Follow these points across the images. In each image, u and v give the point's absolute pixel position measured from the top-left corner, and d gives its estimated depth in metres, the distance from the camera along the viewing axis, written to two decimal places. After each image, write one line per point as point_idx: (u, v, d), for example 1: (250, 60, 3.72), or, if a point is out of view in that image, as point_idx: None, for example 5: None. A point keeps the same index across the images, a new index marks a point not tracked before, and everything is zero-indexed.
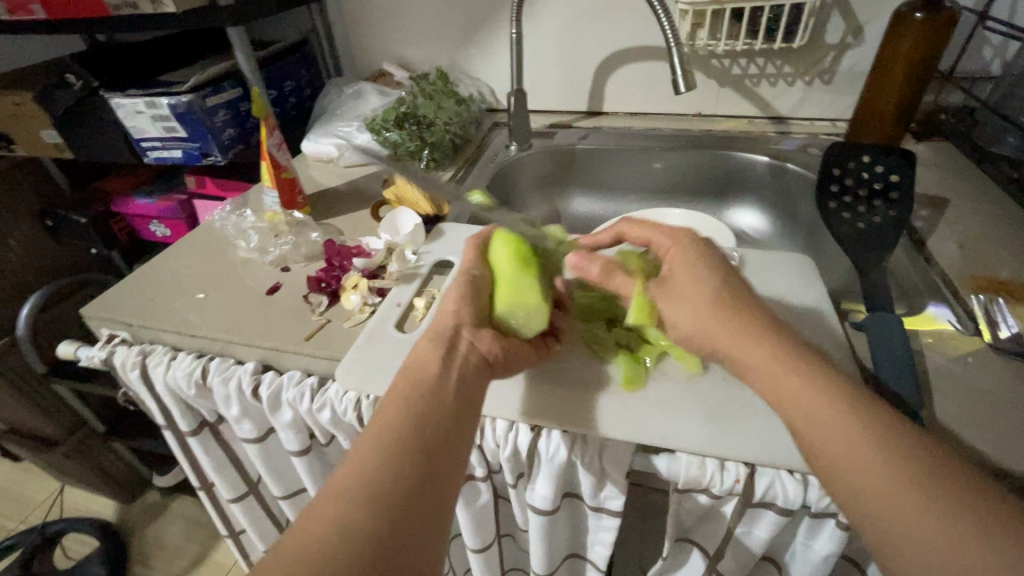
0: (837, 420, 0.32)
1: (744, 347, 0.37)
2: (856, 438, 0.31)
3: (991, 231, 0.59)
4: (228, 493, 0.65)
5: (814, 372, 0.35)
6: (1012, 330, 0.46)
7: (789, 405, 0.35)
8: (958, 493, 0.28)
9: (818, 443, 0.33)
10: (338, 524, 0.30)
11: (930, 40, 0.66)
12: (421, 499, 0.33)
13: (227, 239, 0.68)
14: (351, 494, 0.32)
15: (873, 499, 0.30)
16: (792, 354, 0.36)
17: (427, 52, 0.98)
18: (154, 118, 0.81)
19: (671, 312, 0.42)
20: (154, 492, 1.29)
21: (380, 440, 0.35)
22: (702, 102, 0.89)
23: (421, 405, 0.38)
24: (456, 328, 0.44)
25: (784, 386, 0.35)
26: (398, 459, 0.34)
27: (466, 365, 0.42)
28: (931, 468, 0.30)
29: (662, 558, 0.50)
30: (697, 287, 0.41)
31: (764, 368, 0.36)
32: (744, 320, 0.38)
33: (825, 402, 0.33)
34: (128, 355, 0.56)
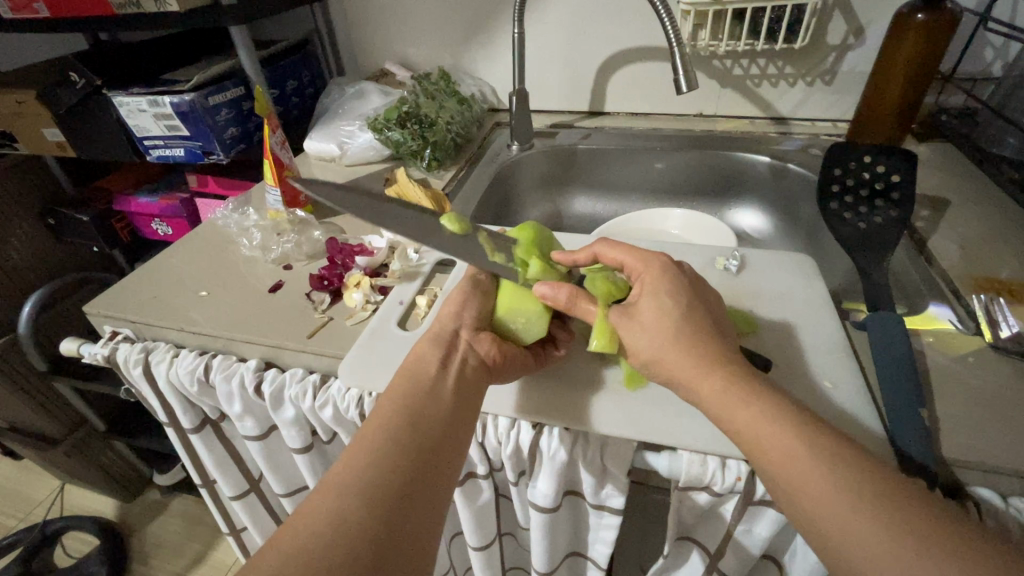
0: (791, 450, 0.32)
1: (701, 381, 0.37)
2: (809, 468, 0.32)
3: (992, 232, 0.59)
4: (229, 491, 0.65)
5: (768, 402, 0.35)
6: (1012, 330, 0.46)
7: (743, 437, 0.35)
8: (909, 520, 0.28)
9: (775, 472, 0.33)
10: (332, 517, 0.31)
11: (931, 41, 0.66)
12: (414, 499, 0.34)
13: (230, 238, 0.68)
14: (347, 489, 0.32)
15: (829, 524, 0.30)
16: (743, 384, 0.36)
17: (429, 52, 0.98)
18: (156, 117, 0.81)
19: (633, 343, 0.40)
20: (154, 491, 1.29)
21: (376, 437, 0.36)
22: (704, 102, 0.89)
23: (418, 405, 0.38)
24: (454, 333, 0.45)
25: (737, 418, 0.35)
26: (393, 457, 0.35)
27: (464, 368, 0.42)
28: (883, 496, 0.30)
29: (663, 557, 0.50)
30: (658, 321, 0.39)
31: (721, 403, 0.36)
32: (703, 356, 0.37)
33: (778, 433, 0.33)
34: (131, 352, 0.56)
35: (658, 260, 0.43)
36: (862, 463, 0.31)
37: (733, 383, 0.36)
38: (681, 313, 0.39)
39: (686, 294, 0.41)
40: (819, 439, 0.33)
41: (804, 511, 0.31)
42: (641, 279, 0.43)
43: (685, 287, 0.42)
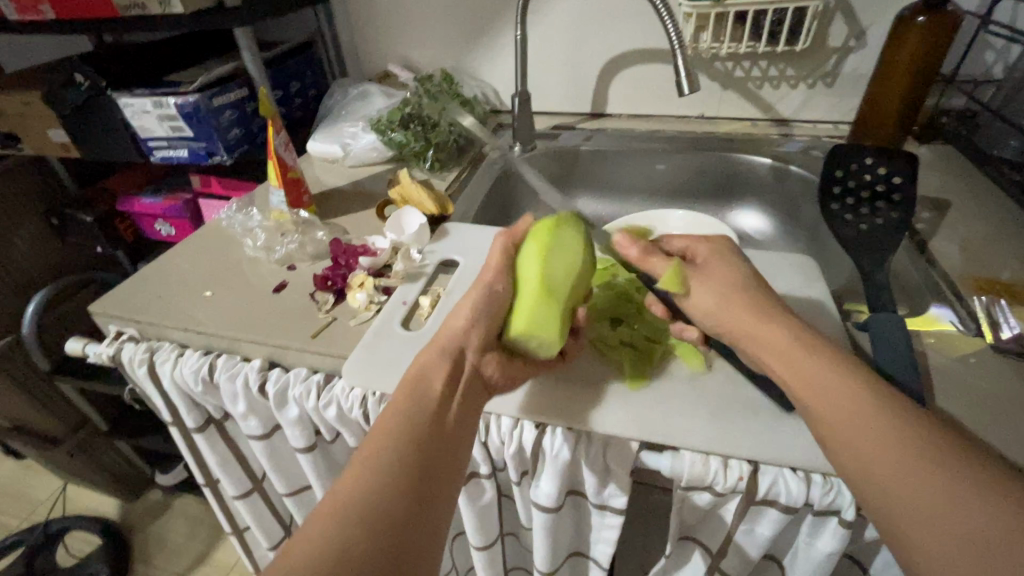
0: (852, 398, 0.34)
1: (766, 331, 0.40)
2: (867, 416, 0.33)
3: (993, 233, 0.59)
4: (232, 490, 0.65)
5: (829, 360, 0.37)
6: (1014, 331, 0.46)
7: (802, 384, 0.37)
8: (959, 468, 0.30)
9: (832, 418, 0.34)
10: (334, 537, 0.31)
11: (933, 44, 0.66)
12: (413, 519, 0.34)
13: (234, 238, 0.68)
14: (349, 507, 0.32)
15: (880, 469, 0.31)
16: (810, 342, 0.38)
17: (431, 54, 0.98)
18: (161, 118, 0.81)
19: (697, 296, 0.44)
20: (156, 491, 1.29)
21: (376, 456, 0.36)
22: (705, 104, 0.89)
23: (421, 424, 0.38)
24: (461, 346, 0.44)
25: (802, 369, 0.37)
26: (393, 477, 0.35)
27: (463, 390, 0.42)
28: (936, 445, 0.31)
29: (665, 557, 0.51)
30: (725, 277, 0.44)
31: (786, 355, 0.38)
32: (764, 308, 0.41)
33: (842, 382, 0.35)
34: (136, 352, 0.56)
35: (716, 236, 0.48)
36: (919, 419, 0.33)
37: (800, 336, 0.39)
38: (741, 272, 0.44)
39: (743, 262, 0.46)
40: (880, 392, 0.34)
41: (857, 453, 0.33)
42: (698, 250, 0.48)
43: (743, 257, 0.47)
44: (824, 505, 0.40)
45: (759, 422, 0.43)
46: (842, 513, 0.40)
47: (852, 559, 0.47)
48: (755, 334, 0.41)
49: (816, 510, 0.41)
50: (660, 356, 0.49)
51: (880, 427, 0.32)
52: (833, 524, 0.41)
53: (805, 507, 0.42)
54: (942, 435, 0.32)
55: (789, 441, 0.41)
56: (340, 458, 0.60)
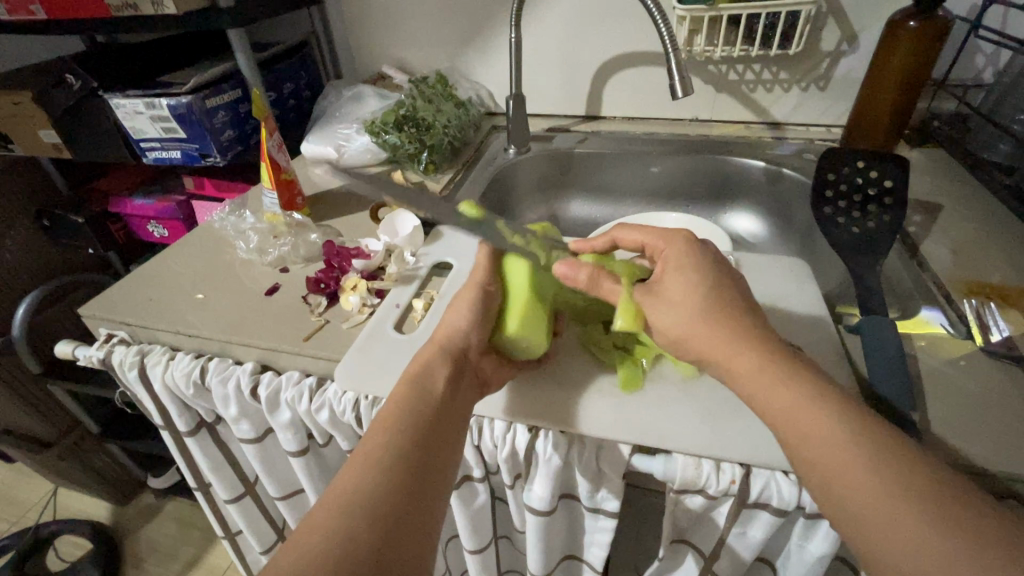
0: (825, 431, 0.33)
1: (731, 357, 0.38)
2: (842, 450, 0.32)
3: (984, 236, 0.60)
4: (225, 494, 0.65)
5: (809, 379, 0.35)
6: (1003, 334, 0.47)
7: (773, 414, 0.35)
8: (935, 502, 0.29)
9: (806, 451, 0.33)
10: (336, 532, 0.30)
11: (924, 48, 0.66)
12: (415, 512, 0.34)
13: (226, 240, 0.68)
14: (350, 503, 0.32)
15: (855, 504, 0.30)
16: (779, 365, 0.36)
17: (426, 55, 0.98)
18: (153, 119, 0.81)
19: (656, 314, 0.41)
20: (149, 494, 1.28)
21: (377, 451, 0.36)
22: (699, 107, 0.90)
23: (422, 418, 0.39)
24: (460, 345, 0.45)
25: (773, 398, 0.35)
26: (394, 472, 0.35)
27: (463, 385, 0.43)
28: (913, 479, 0.30)
29: (659, 559, 0.51)
30: (683, 293, 0.41)
31: (754, 382, 0.36)
32: (728, 327, 0.39)
33: (814, 414, 0.33)
34: (127, 355, 0.56)
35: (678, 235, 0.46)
36: (897, 448, 0.31)
37: (771, 360, 0.37)
38: (702, 285, 0.41)
39: (710, 268, 0.42)
40: (856, 422, 0.33)
41: (833, 489, 0.32)
42: (659, 255, 0.45)
43: (709, 261, 0.43)
44: (816, 507, 0.40)
45: (751, 424, 0.43)
46: (835, 516, 0.41)
47: (844, 562, 0.47)
48: (719, 358, 0.38)
49: (809, 512, 0.41)
50: (653, 358, 0.49)
51: (854, 461, 0.31)
52: (826, 528, 0.41)
53: (797, 510, 0.43)
54: (920, 465, 0.31)
55: (781, 444, 0.41)
56: (333, 461, 0.60)
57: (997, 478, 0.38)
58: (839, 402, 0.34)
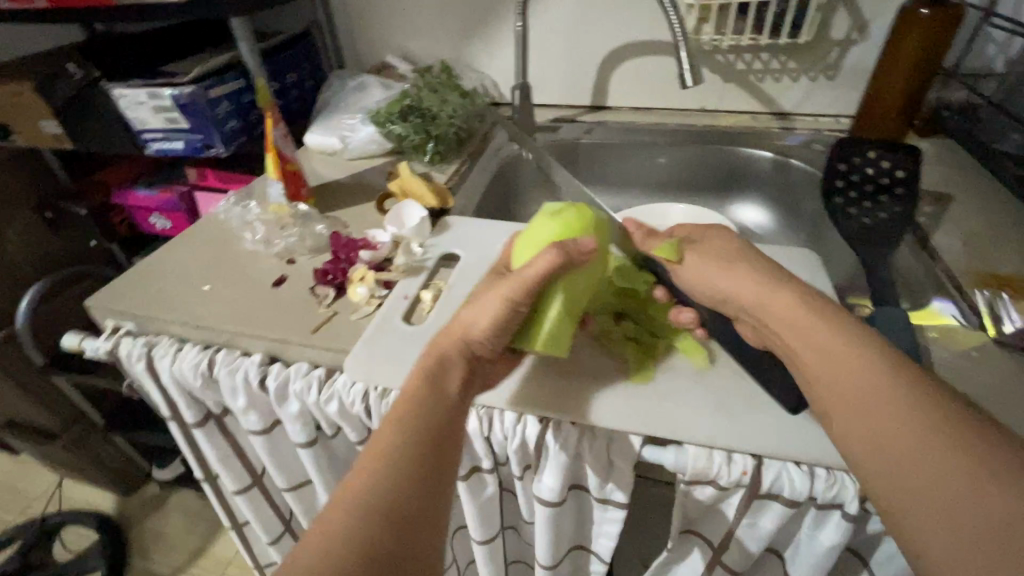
0: (880, 387, 0.33)
1: (774, 303, 0.40)
2: (898, 409, 0.32)
3: (995, 227, 0.59)
4: (232, 485, 0.65)
5: (853, 345, 0.35)
6: (1016, 325, 0.47)
7: (821, 368, 0.36)
8: (995, 472, 0.28)
9: (858, 405, 0.33)
10: (339, 540, 0.31)
11: (936, 36, 0.66)
12: (417, 516, 0.33)
13: (231, 232, 0.67)
14: (353, 508, 0.32)
15: (904, 463, 0.30)
16: (826, 312, 0.38)
17: (430, 45, 0.97)
18: (156, 109, 0.80)
19: (699, 272, 0.46)
20: (154, 485, 1.29)
21: (382, 449, 0.35)
22: (706, 97, 0.89)
23: (429, 416, 0.38)
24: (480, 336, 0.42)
25: (820, 351, 0.36)
26: (399, 473, 0.34)
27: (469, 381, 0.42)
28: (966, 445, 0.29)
29: (667, 550, 0.51)
30: (723, 252, 0.46)
31: (802, 329, 0.38)
32: (771, 280, 0.41)
33: (869, 369, 0.34)
34: (134, 346, 0.55)
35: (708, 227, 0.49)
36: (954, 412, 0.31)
37: (813, 305, 0.38)
38: (735, 246, 0.46)
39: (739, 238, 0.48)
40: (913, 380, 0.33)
41: (881, 446, 0.32)
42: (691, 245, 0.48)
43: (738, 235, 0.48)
44: (827, 498, 0.40)
45: (762, 415, 0.43)
46: (846, 507, 0.41)
47: (853, 554, 0.47)
48: (761, 304, 0.41)
49: (821, 503, 0.41)
50: (664, 350, 0.49)
51: (908, 424, 0.31)
52: (838, 518, 0.41)
53: (809, 501, 0.42)
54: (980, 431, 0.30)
55: (792, 435, 0.41)
56: (340, 452, 0.60)
57: None
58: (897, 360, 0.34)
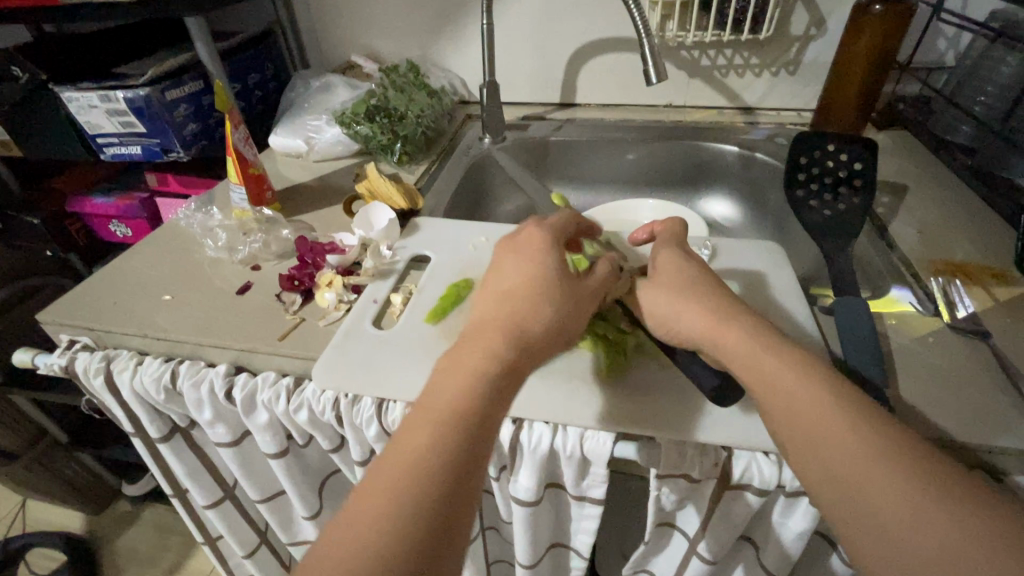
0: (831, 417, 0.33)
1: (724, 331, 0.39)
2: (849, 440, 0.32)
3: (949, 216, 0.62)
4: (203, 499, 0.63)
5: (799, 371, 0.35)
6: (968, 310, 0.49)
7: (772, 397, 0.35)
8: (952, 496, 0.29)
9: (813, 437, 0.33)
10: (360, 562, 0.27)
11: (889, 32, 0.68)
12: (447, 538, 0.29)
13: (193, 240, 0.65)
14: (375, 524, 0.29)
15: (864, 495, 0.30)
16: (772, 344, 0.38)
17: (396, 44, 0.96)
18: (109, 113, 0.77)
19: (647, 295, 0.44)
20: (125, 501, 1.25)
21: (420, 454, 0.31)
22: (673, 93, 0.90)
23: (477, 420, 0.33)
24: (534, 336, 0.38)
25: (775, 374, 0.36)
26: (434, 486, 0.30)
27: (521, 380, 0.37)
28: (919, 473, 0.30)
29: (645, 542, 0.52)
30: (675, 277, 0.44)
31: (751, 358, 0.37)
32: (721, 309, 0.41)
33: (818, 399, 0.34)
34: (91, 361, 0.53)
35: (672, 236, 0.50)
36: (900, 436, 0.32)
37: (757, 336, 0.38)
38: (696, 272, 0.45)
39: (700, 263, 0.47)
40: (857, 407, 0.33)
41: (837, 481, 0.31)
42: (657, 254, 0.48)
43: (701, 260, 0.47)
44: (794, 485, 0.41)
45: (732, 407, 0.43)
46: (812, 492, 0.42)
47: (824, 540, 0.48)
48: (710, 333, 0.40)
49: (788, 491, 0.42)
50: (636, 344, 0.49)
51: (861, 455, 0.31)
52: (804, 505, 0.42)
53: (778, 490, 0.43)
54: (925, 454, 0.31)
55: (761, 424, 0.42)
56: (314, 461, 0.59)
57: (961, 448, 0.39)
58: (842, 387, 0.34)
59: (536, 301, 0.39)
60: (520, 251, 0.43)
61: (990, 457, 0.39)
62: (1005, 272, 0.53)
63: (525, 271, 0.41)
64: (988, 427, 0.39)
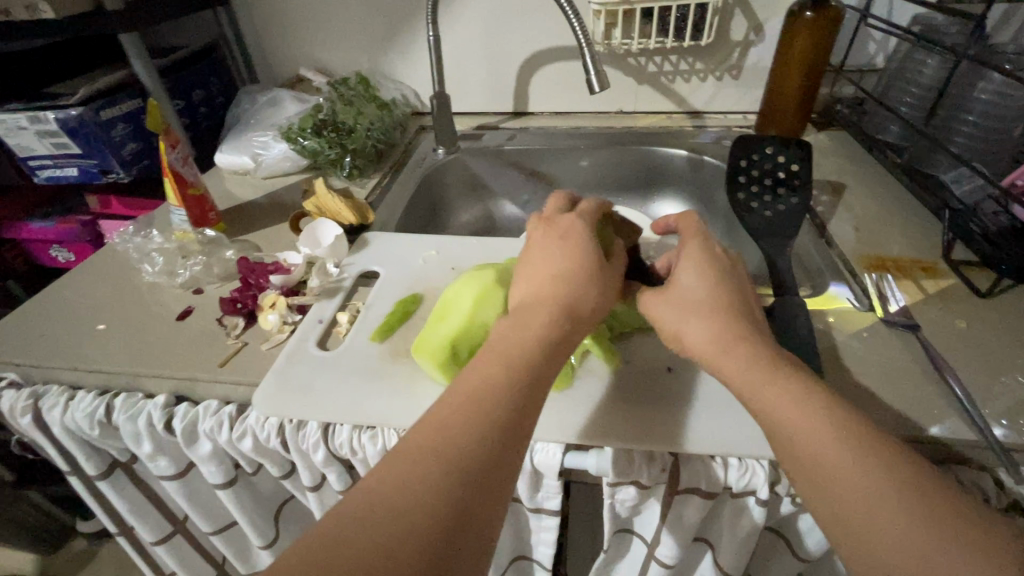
0: (841, 459, 0.30)
1: (727, 362, 0.37)
2: (860, 484, 0.30)
3: (883, 212, 0.64)
4: (150, 536, 0.60)
5: (779, 380, 0.34)
6: (900, 304, 0.50)
7: (778, 435, 0.33)
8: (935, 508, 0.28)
9: (820, 474, 0.31)
10: (411, 483, 0.29)
11: (820, 37, 0.70)
12: (495, 476, 0.30)
13: (131, 265, 0.63)
14: (424, 455, 0.30)
15: (878, 540, 0.28)
16: (780, 380, 0.34)
17: (345, 56, 0.95)
18: (40, 134, 0.74)
19: (657, 312, 0.42)
20: (80, 539, 1.19)
21: (471, 398, 0.33)
22: (623, 99, 0.91)
23: (524, 376, 0.35)
24: (576, 298, 0.39)
25: (765, 382, 0.35)
26: (484, 427, 0.32)
27: (566, 351, 0.38)
28: (935, 518, 0.28)
29: (605, 550, 0.52)
30: (690, 293, 0.41)
31: (755, 385, 0.35)
32: (730, 335, 0.38)
33: (828, 439, 0.31)
34: (17, 399, 0.50)
35: (703, 234, 0.46)
36: (914, 474, 0.30)
37: (763, 370, 0.35)
38: (720, 291, 0.41)
39: (724, 283, 0.42)
40: (871, 447, 0.31)
41: (847, 525, 0.29)
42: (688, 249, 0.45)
43: (729, 280, 0.42)
44: (740, 486, 0.42)
45: (678, 411, 0.44)
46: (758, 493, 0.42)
47: (775, 536, 0.49)
48: (716, 366, 0.38)
49: (736, 492, 0.43)
50: (581, 353, 0.48)
51: (865, 482, 0.30)
52: (751, 505, 0.43)
53: (727, 491, 0.44)
54: (939, 495, 0.29)
55: (707, 425, 0.43)
56: (266, 488, 0.57)
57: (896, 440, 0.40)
58: (848, 417, 0.32)
59: (578, 270, 0.40)
60: (563, 225, 0.44)
61: (921, 447, 0.40)
62: (934, 265, 0.56)
63: (568, 244, 0.42)
64: (918, 420, 0.41)
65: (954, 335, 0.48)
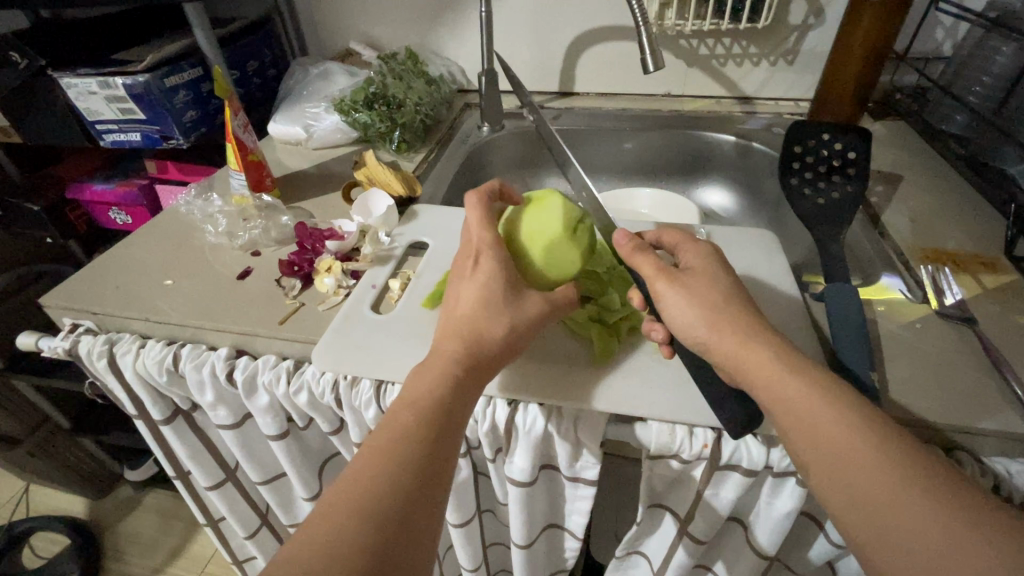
0: (856, 446, 0.32)
1: (748, 352, 0.37)
2: (879, 470, 0.31)
3: (942, 206, 0.62)
4: (205, 481, 0.64)
5: (817, 372, 0.35)
6: (957, 296, 0.49)
7: (799, 418, 0.34)
8: (957, 500, 0.29)
9: (839, 469, 0.32)
10: (330, 539, 0.29)
11: (885, 22, 0.68)
12: (409, 526, 0.32)
13: (194, 226, 0.66)
14: (344, 510, 0.31)
15: (895, 521, 0.30)
16: (801, 367, 0.36)
17: (395, 32, 0.96)
18: (108, 99, 0.78)
19: (674, 300, 0.41)
20: (126, 487, 1.26)
21: (377, 460, 0.33)
22: (671, 82, 0.90)
23: (432, 421, 0.36)
24: (486, 340, 0.41)
25: (788, 381, 0.35)
26: (392, 480, 0.33)
27: (476, 386, 0.40)
28: (949, 501, 0.29)
29: (637, 523, 0.53)
30: (708, 287, 0.42)
31: (778, 379, 0.36)
32: (754, 328, 0.39)
33: (848, 427, 0.33)
34: (94, 345, 0.54)
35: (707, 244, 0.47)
36: (931, 461, 0.31)
37: (784, 358, 0.36)
38: (733, 291, 0.42)
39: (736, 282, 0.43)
40: (890, 433, 0.32)
41: (863, 506, 0.31)
42: (686, 253, 0.46)
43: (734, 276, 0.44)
44: (782, 467, 0.43)
45: None
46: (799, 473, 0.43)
47: (811, 521, 0.50)
48: (732, 355, 0.38)
49: (776, 471, 0.43)
50: (627, 330, 0.50)
51: (885, 476, 0.31)
52: (791, 483, 0.43)
53: (767, 470, 0.44)
54: (957, 482, 0.30)
55: None
56: (314, 444, 0.60)
57: (945, 430, 0.40)
58: (872, 414, 0.33)
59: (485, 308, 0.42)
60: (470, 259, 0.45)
61: (970, 437, 0.40)
62: (994, 261, 0.54)
63: (481, 276, 0.43)
64: (971, 411, 0.40)
65: (1012, 331, 0.47)
